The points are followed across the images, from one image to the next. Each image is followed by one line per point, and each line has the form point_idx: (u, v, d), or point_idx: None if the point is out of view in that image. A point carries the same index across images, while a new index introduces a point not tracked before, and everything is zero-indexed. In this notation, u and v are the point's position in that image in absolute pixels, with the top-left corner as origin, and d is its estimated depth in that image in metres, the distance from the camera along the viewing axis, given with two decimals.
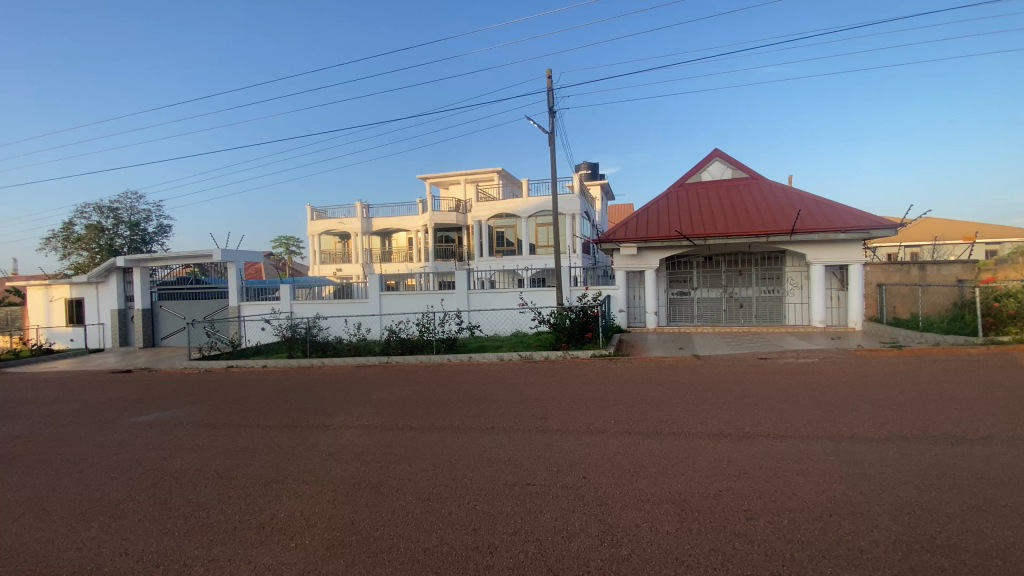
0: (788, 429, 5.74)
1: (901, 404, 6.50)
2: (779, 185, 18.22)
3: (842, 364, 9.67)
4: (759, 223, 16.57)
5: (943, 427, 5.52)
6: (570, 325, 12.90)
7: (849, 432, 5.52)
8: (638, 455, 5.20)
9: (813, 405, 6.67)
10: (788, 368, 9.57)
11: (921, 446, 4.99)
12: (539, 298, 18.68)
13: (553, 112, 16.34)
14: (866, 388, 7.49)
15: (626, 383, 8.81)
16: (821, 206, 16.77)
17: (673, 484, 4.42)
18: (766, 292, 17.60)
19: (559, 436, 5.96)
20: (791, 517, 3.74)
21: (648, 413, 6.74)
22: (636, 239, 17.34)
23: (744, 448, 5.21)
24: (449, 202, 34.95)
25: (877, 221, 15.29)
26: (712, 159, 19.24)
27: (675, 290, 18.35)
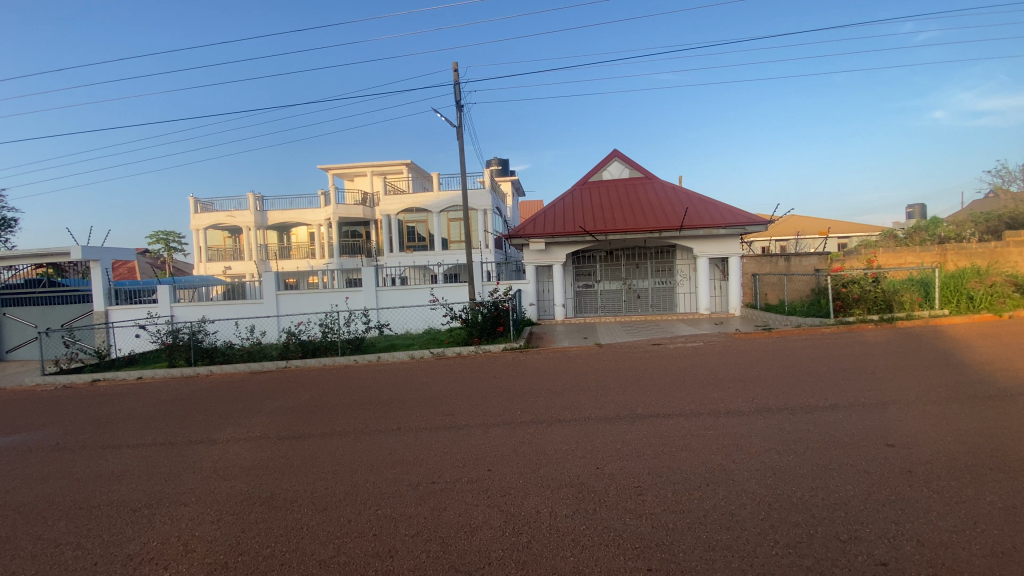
0: (676, 408, 6.19)
1: (768, 380, 7.31)
2: (671, 185, 19.63)
3: (723, 347, 10.70)
4: (653, 219, 17.71)
5: (801, 398, 6.26)
6: (481, 319, 12.90)
7: (726, 407, 6.08)
8: (541, 443, 5.29)
9: (698, 385, 7.28)
10: (679, 352, 10.39)
11: (783, 416, 5.61)
12: (451, 294, 18.44)
13: (460, 105, 16.17)
14: (741, 367, 8.34)
15: (535, 375, 8.94)
16: (706, 205, 18.31)
17: (574, 468, 4.54)
18: (661, 283, 18.94)
19: (466, 432, 5.89)
20: (675, 486, 4.00)
21: (554, 402, 6.89)
22: (544, 234, 17.74)
23: (638, 428, 5.50)
24: (354, 196, 33.31)
25: (751, 218, 17.00)
26: (612, 160, 20.26)
27: (581, 282, 19.20)
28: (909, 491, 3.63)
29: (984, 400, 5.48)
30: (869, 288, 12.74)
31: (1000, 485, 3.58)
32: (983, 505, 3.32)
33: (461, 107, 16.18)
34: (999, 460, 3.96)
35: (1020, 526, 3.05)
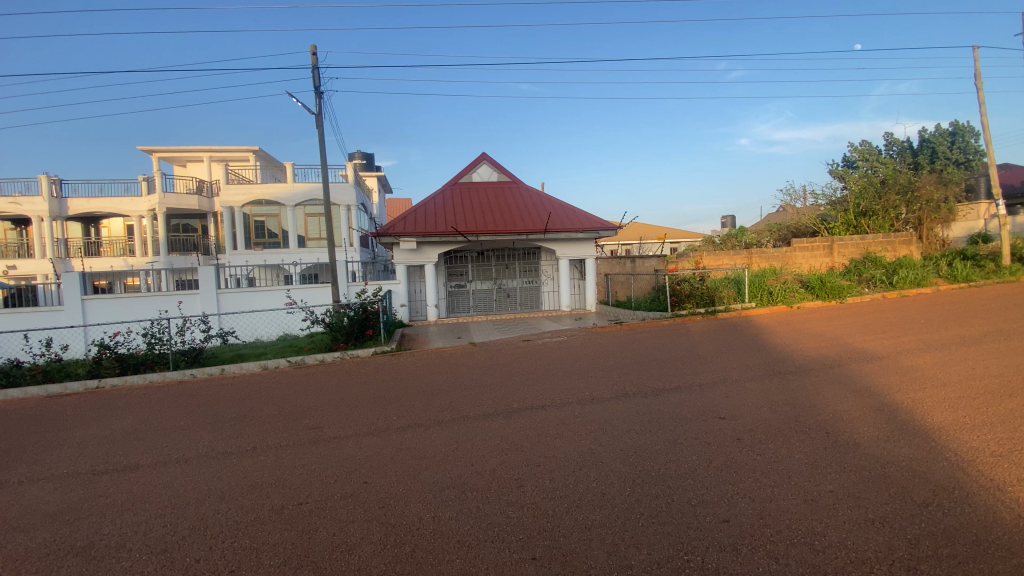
0: (548, 400, 6.50)
1: (625, 368, 8.07)
2: (535, 190, 20.62)
3: (585, 341, 11.56)
4: (520, 222, 18.41)
5: (652, 383, 7.02)
6: (348, 323, 12.11)
7: (592, 396, 6.56)
8: (419, 447, 5.14)
9: (566, 376, 7.74)
10: (547, 347, 10.95)
11: (639, 399, 6.24)
12: (311, 296, 17.01)
13: (320, 92, 15.01)
14: (602, 357, 9.11)
15: (407, 378, 8.67)
16: (567, 210, 19.58)
17: (454, 469, 4.50)
18: (527, 282, 19.78)
19: (336, 445, 5.47)
20: (552, 475, 4.19)
21: (430, 404, 6.76)
22: (414, 234, 17.32)
23: (514, 422, 5.66)
24: (186, 183, 28.90)
25: (606, 224, 18.55)
26: (481, 163, 20.65)
27: (453, 283, 19.38)
28: (741, 455, 4.29)
29: (785, 375, 6.72)
30: (697, 285, 14.92)
31: (801, 443, 4.42)
32: (792, 462, 4.07)
33: (321, 93, 15.00)
34: (799, 423, 4.90)
35: (817, 475, 3.80)
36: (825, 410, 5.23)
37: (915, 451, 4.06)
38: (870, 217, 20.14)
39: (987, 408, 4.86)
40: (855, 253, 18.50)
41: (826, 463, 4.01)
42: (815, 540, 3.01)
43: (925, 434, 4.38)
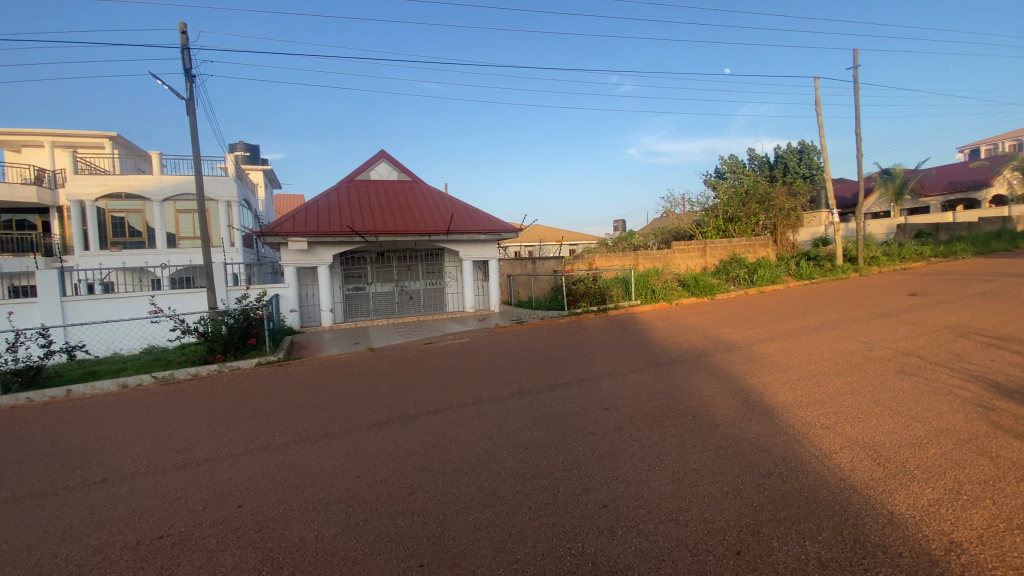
0: (443, 403, 6.45)
1: (521, 366, 8.28)
2: (436, 190, 20.36)
3: (485, 341, 11.68)
4: (421, 222, 18.04)
5: (546, 379, 7.28)
6: (227, 332, 11.00)
7: (487, 396, 6.62)
8: (305, 462, 4.83)
9: (463, 378, 7.74)
10: (447, 349, 10.88)
11: (533, 396, 6.43)
12: (182, 303, 15.20)
13: (192, 75, 13.51)
14: (500, 357, 9.24)
15: (294, 389, 8.09)
16: (469, 211, 19.58)
17: (342, 482, 4.28)
18: (430, 284, 19.49)
19: (207, 467, 4.94)
20: (444, 479, 4.16)
21: (318, 416, 6.37)
22: (305, 233, 16.24)
23: (409, 428, 5.53)
24: (19, 171, 24.45)
25: (507, 226, 18.79)
26: (379, 160, 19.96)
27: (350, 286, 18.55)
28: (622, 443, 4.61)
29: (664, 366, 7.34)
30: (590, 284, 15.77)
31: (673, 428, 4.85)
32: (665, 445, 4.45)
33: (192, 76, 13.50)
34: (672, 409, 5.38)
35: (684, 456, 4.19)
36: (695, 396, 5.80)
37: (762, 428, 4.65)
38: (736, 222, 22.73)
39: (819, 386, 5.72)
40: (724, 254, 20.80)
41: (692, 444, 4.44)
42: (680, 515, 3.32)
43: (771, 412, 5.04)
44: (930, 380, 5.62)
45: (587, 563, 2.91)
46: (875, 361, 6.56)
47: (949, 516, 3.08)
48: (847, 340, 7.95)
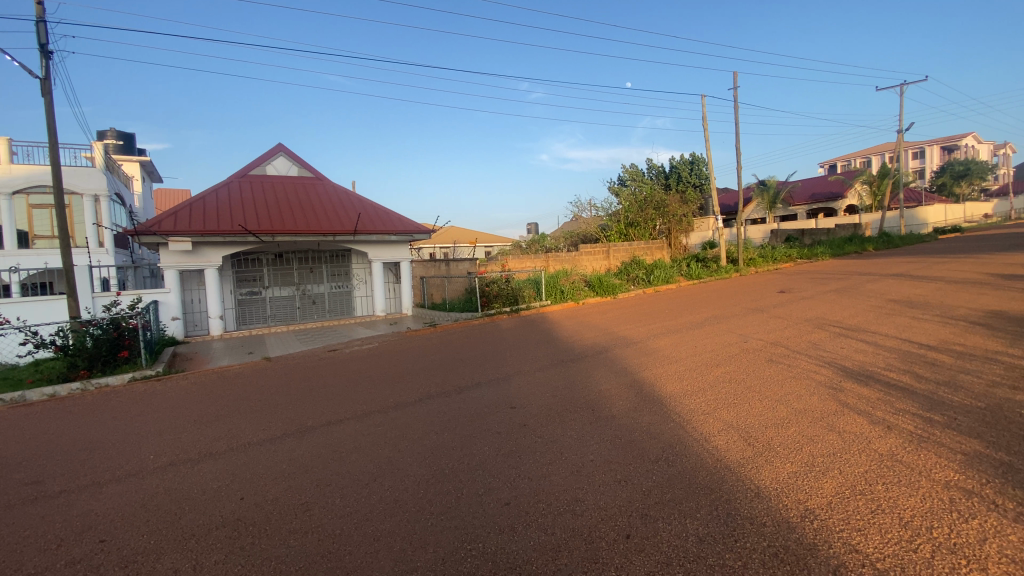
0: (346, 412, 6.18)
1: (430, 370, 8.18)
2: (342, 188, 19.46)
3: (395, 346, 11.39)
4: (325, 222, 17.13)
5: (454, 382, 7.25)
6: (93, 345, 9.66)
7: (393, 402, 6.46)
8: (186, 486, 4.38)
9: (369, 385, 7.48)
10: (353, 356, 10.45)
11: (440, 400, 6.37)
12: (36, 313, 13.12)
13: (48, 49, 11.72)
14: (408, 362, 9.06)
15: (176, 406, 7.30)
16: (378, 211, 18.93)
17: (229, 504, 3.95)
18: (336, 287, 18.60)
19: (61, 500, 4.30)
20: (343, 492, 3.99)
21: (204, 434, 5.81)
22: (192, 233, 14.76)
23: (307, 442, 5.23)
24: None
25: (418, 227, 18.37)
26: (276, 154, 18.72)
27: (244, 290, 17.29)
28: (525, 440, 4.72)
29: (569, 364, 7.63)
30: (503, 286, 16.01)
31: (574, 421, 5.06)
32: (566, 439, 4.63)
33: (48, 51, 11.71)
34: (575, 404, 5.61)
35: (583, 448, 4.39)
36: (596, 391, 6.09)
37: (653, 417, 5.01)
38: (635, 227, 24.43)
39: (703, 376, 6.28)
40: (626, 257, 22.15)
41: (590, 436, 4.65)
42: (576, 506, 3.46)
43: (662, 402, 5.44)
44: (793, 367, 6.40)
45: (488, 562, 2.94)
46: (749, 352, 7.33)
47: (802, 485, 3.52)
48: (727, 333, 8.81)
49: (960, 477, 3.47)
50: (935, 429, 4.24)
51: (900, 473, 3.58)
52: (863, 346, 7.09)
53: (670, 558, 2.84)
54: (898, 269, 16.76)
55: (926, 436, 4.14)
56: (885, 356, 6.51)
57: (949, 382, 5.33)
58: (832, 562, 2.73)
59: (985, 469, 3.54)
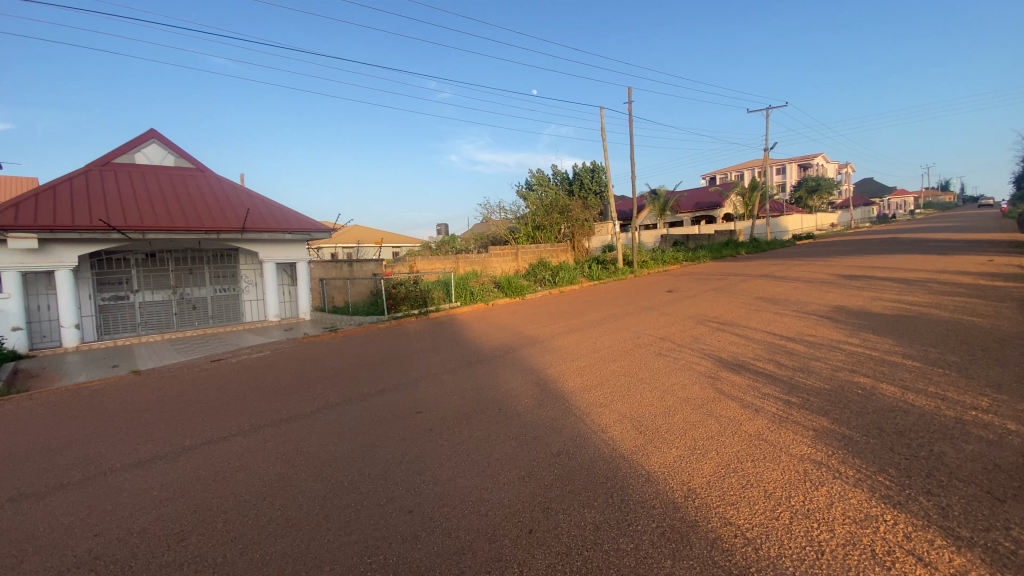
0: (231, 428, 5.65)
1: (329, 378, 7.75)
2: (228, 181, 17.79)
3: (290, 353, 10.64)
4: (208, 218, 15.52)
5: (356, 389, 6.93)
6: None
7: (287, 414, 6.03)
8: (26, 525, 3.73)
9: (259, 397, 6.91)
10: (242, 365, 9.60)
11: (339, 409, 6.06)
12: None
13: None
14: (305, 370, 8.51)
15: (12, 432, 6.17)
16: (271, 207, 17.55)
17: (84, 541, 3.44)
18: (221, 291, 16.99)
19: None
20: (226, 516, 3.65)
21: (50, 463, 4.99)
22: (37, 227, 12.65)
23: (185, 463, 4.71)
24: None
25: (316, 226, 17.29)
26: (148, 141, 16.71)
27: (107, 295, 15.25)
28: (430, 445, 4.65)
29: (475, 365, 7.66)
30: (411, 288, 15.61)
31: (480, 422, 5.10)
32: (471, 440, 4.64)
33: None
34: (480, 405, 5.64)
35: (488, 448, 4.44)
36: (502, 390, 6.17)
37: (556, 412, 5.19)
38: (542, 230, 25.18)
39: (601, 372, 6.64)
40: (532, 259, 22.73)
41: (496, 435, 4.71)
42: (481, 507, 3.49)
43: (564, 397, 5.66)
44: (679, 360, 6.99)
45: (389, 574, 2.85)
46: (643, 347, 7.88)
47: (685, 468, 3.86)
48: (624, 330, 9.40)
49: (811, 451, 4.02)
50: (793, 410, 4.87)
51: (765, 450, 4.07)
52: (737, 339, 7.95)
53: (569, 548, 2.97)
54: (765, 270, 19.02)
55: (785, 417, 4.73)
56: (754, 347, 7.35)
57: (804, 368, 6.15)
58: (710, 535, 3.02)
59: (830, 442, 4.14)
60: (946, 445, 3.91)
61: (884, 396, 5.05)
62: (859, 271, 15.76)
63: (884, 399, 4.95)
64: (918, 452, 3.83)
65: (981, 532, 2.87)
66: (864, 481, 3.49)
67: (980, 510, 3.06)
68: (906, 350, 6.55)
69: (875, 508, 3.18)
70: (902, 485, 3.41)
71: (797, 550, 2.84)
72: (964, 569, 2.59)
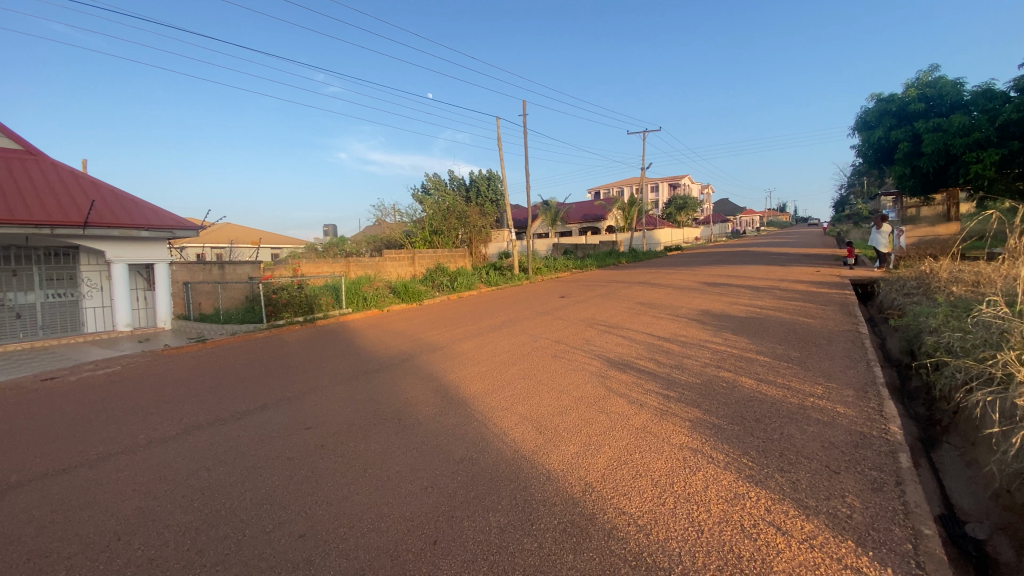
0: (71, 458, 4.78)
1: (199, 395, 6.90)
2: (66, 166, 15.03)
3: (148, 367, 9.30)
4: (38, 209, 12.96)
5: (232, 406, 6.25)
6: None
7: (147, 438, 5.25)
8: None
9: (109, 420, 5.94)
10: (84, 383, 8.18)
11: (212, 429, 5.42)
12: None
13: None
14: (168, 386, 7.49)
15: None
16: (123, 200, 15.14)
17: None
18: (55, 297, 14.40)
19: None
20: (67, 565, 3.07)
21: None
22: None
23: (6, 505, 3.87)
24: None
25: (181, 223, 15.27)
26: None
27: None
28: (322, 462, 4.34)
29: (370, 375, 7.32)
30: (295, 293, 14.40)
31: (377, 434, 4.87)
32: (368, 454, 4.42)
33: None
34: (377, 417, 5.39)
35: (387, 460, 4.26)
36: (399, 399, 5.97)
37: (457, 419, 5.15)
38: (439, 235, 24.97)
39: (501, 375, 6.74)
40: (429, 264, 22.38)
41: (395, 447, 4.53)
42: (380, 523, 3.33)
43: (465, 403, 5.63)
44: (573, 361, 7.35)
45: None
46: (539, 350, 8.16)
47: (582, 464, 4.05)
48: (520, 334, 9.65)
49: (689, 439, 4.46)
50: (671, 403, 5.38)
51: (651, 442, 4.43)
52: (624, 340, 8.58)
53: (475, 554, 2.95)
54: (645, 278, 20.79)
55: (666, 410, 5.20)
56: (638, 348, 7.98)
57: (680, 365, 6.83)
58: (607, 526, 3.20)
59: (703, 431, 4.63)
60: (793, 428, 4.59)
61: (743, 387, 5.79)
62: (720, 279, 17.91)
63: (744, 391, 5.68)
64: (772, 435, 4.45)
65: (822, 501, 3.40)
66: (732, 464, 3.96)
67: (820, 482, 3.63)
68: (760, 347, 7.57)
69: (741, 488, 3.62)
70: (761, 465, 3.93)
71: (681, 532, 3.12)
72: (811, 534, 3.05)
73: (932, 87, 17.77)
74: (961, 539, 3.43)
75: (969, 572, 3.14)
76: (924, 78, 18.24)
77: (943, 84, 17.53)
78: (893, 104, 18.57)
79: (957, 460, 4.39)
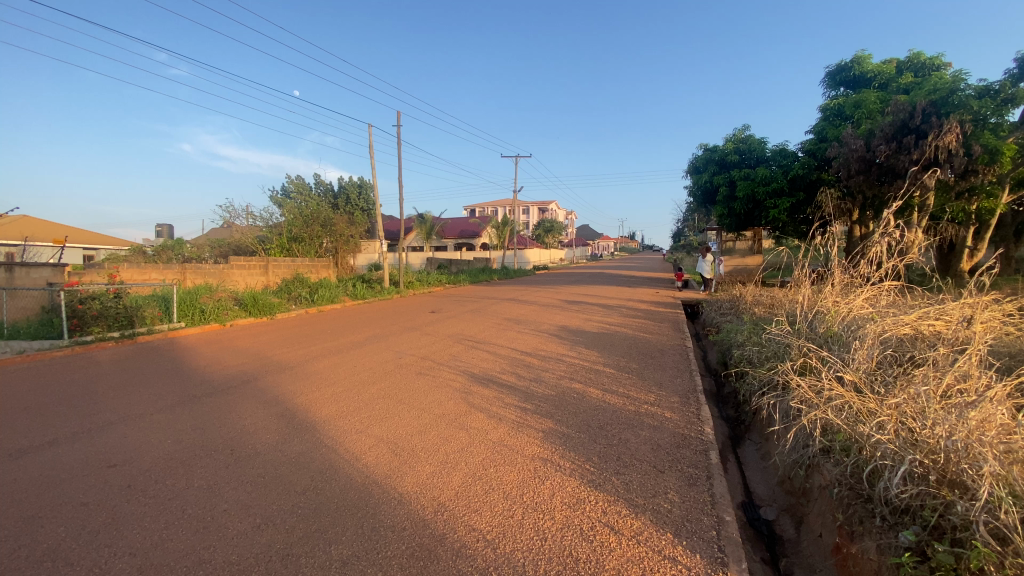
0: None
1: None
2: None
3: None
4: None
5: (8, 442, 5.01)
6: None
7: None
8: None
9: None
10: None
11: None
12: None
13: None
14: None
15: None
16: None
17: None
18: None
19: None
20: None
21: None
22: None
23: None
24: None
25: None
26: None
27: None
28: (130, 504, 3.68)
29: (203, 399, 6.43)
30: (109, 304, 12.13)
31: (203, 468, 4.28)
32: (190, 492, 3.85)
33: None
34: (206, 448, 4.74)
35: (214, 498, 3.76)
36: (236, 427, 5.33)
37: (304, 445, 4.76)
38: (300, 243, 23.20)
39: (359, 395, 6.40)
40: (286, 273, 20.58)
41: (225, 482, 4.02)
42: (199, 570, 2.93)
43: (314, 428, 5.23)
44: (437, 377, 7.30)
45: None
46: (402, 367, 7.95)
47: (436, 483, 4.01)
48: (384, 351, 9.32)
49: (540, 450, 4.69)
50: (528, 415, 5.61)
51: (505, 455, 4.56)
52: (488, 355, 8.76)
53: None
54: (512, 294, 21.63)
55: (522, 422, 5.41)
56: (500, 362, 8.22)
57: (537, 378, 7.18)
58: (456, 545, 3.20)
59: (553, 440, 4.91)
60: (629, 433, 5.08)
61: (591, 397, 6.28)
62: (579, 297, 19.35)
63: (592, 401, 6.16)
64: (612, 441, 4.87)
65: (649, 498, 3.81)
66: (577, 471, 4.25)
67: (649, 481, 4.06)
68: (607, 361, 8.29)
69: (584, 492, 3.89)
70: (602, 469, 4.28)
71: (527, 542, 3.24)
72: (639, 530, 3.40)
73: (744, 143, 21.39)
74: (756, 522, 4.10)
75: (760, 549, 3.75)
76: (738, 134, 21.91)
77: (751, 141, 21.24)
78: (715, 154, 22.07)
79: (754, 454, 5.27)
